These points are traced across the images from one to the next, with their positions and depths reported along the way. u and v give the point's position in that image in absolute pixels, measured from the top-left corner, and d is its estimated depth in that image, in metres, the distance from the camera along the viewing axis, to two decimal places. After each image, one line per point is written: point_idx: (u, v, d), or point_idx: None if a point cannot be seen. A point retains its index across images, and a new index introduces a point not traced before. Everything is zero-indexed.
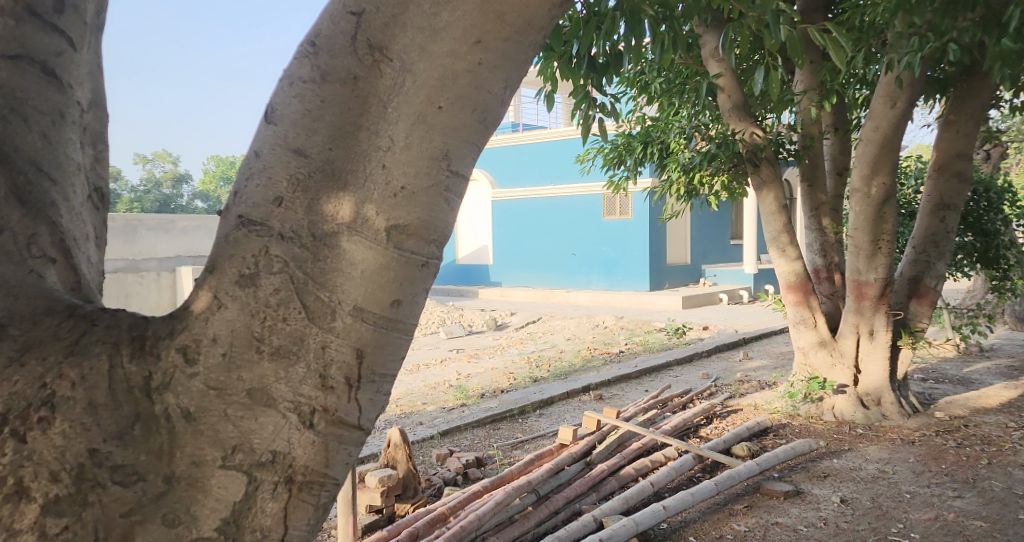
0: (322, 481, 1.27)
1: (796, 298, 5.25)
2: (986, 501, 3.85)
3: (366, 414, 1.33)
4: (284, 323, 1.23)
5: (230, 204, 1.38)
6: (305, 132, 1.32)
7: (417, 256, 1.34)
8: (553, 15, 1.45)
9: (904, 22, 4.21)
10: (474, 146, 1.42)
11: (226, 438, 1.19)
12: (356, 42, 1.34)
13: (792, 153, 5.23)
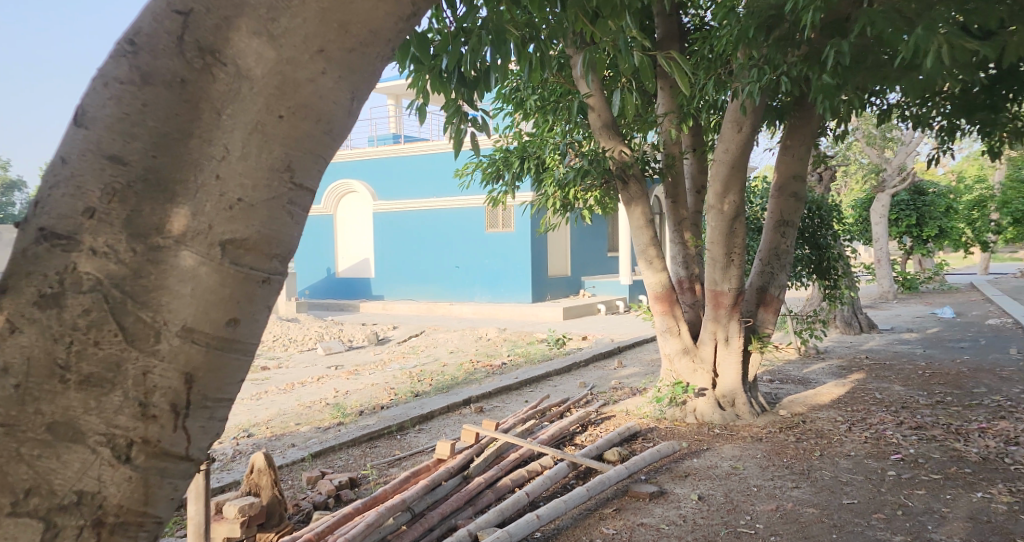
0: (139, 520, 1.12)
1: (662, 308, 5.55)
2: (817, 490, 4.28)
3: (197, 443, 1.18)
4: (95, 349, 1.04)
5: (29, 213, 1.12)
6: (122, 136, 1.11)
7: (257, 272, 1.19)
8: (399, 29, 1.39)
9: (745, 55, 4.69)
10: (320, 158, 1.30)
11: (17, 481, 1.00)
12: (182, 42, 1.14)
13: (657, 171, 5.62)
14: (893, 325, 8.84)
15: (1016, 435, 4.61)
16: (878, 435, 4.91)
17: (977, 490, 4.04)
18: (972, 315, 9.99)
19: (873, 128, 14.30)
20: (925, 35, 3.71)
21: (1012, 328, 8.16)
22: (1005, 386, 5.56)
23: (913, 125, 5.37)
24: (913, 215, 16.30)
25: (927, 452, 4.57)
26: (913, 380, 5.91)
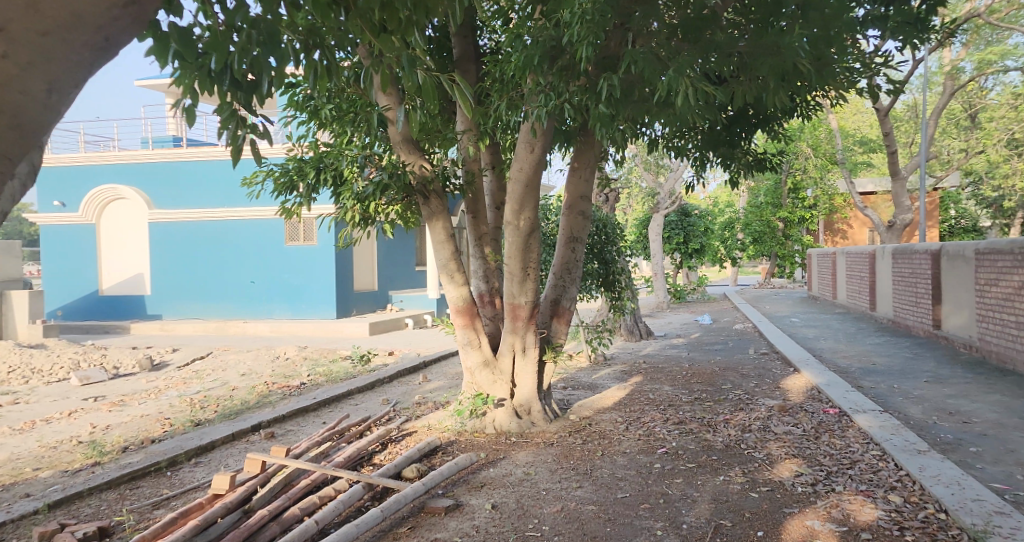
0: None
1: (464, 321, 5.64)
2: (597, 487, 4.62)
3: None
4: None
5: None
6: None
7: None
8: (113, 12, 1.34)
9: (533, 81, 5.03)
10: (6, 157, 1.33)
11: None
12: None
13: (457, 188, 5.65)
14: (665, 331, 9.99)
15: (750, 423, 5.45)
16: (649, 432, 5.47)
17: (720, 473, 4.70)
18: (723, 321, 11.68)
19: (649, 156, 16.03)
20: (677, 76, 4.35)
21: (752, 332, 9.69)
22: (745, 381, 6.55)
23: (677, 157, 6.22)
24: (681, 234, 18.62)
25: (685, 444, 5.20)
26: (678, 380, 6.70)
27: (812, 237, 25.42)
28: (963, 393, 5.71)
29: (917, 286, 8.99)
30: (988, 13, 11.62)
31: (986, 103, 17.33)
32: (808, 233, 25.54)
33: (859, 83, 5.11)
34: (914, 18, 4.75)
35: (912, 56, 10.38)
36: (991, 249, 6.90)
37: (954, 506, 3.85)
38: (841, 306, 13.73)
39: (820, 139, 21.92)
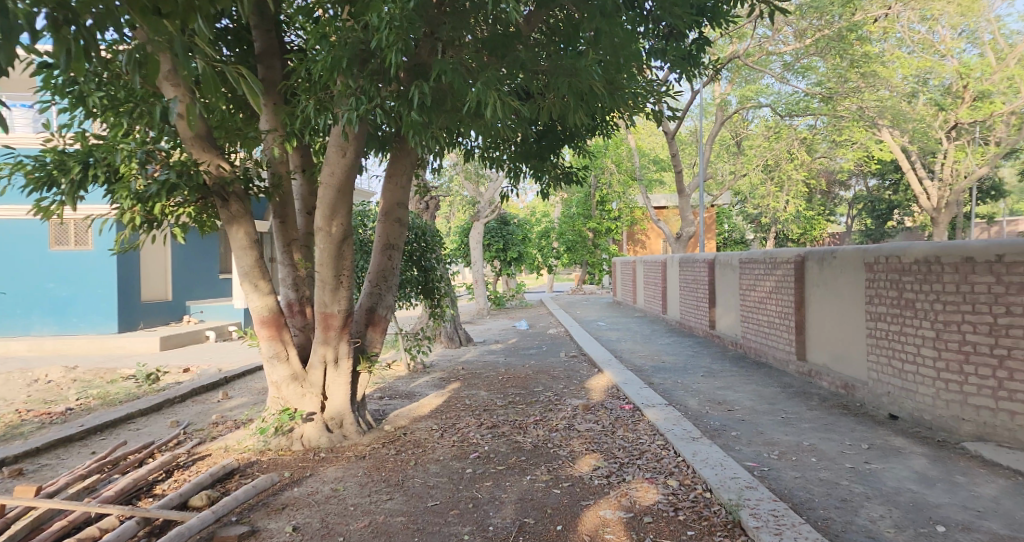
0: None
1: (269, 333, 5.23)
2: (407, 498, 4.54)
3: None
4: None
5: None
6: None
7: None
8: None
9: (342, 84, 4.76)
10: None
11: None
12: None
13: (263, 191, 5.18)
14: (483, 337, 10.27)
15: (557, 423, 5.76)
16: (463, 437, 5.54)
17: (528, 473, 4.89)
18: (538, 326, 12.33)
19: (469, 166, 16.43)
20: (484, 89, 4.48)
21: (563, 336, 10.34)
22: (555, 383, 6.94)
23: (494, 167, 6.46)
24: (500, 242, 19.42)
25: (496, 447, 5.34)
26: (494, 385, 6.90)
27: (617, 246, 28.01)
28: (730, 384, 6.60)
29: (697, 291, 10.26)
30: (746, 56, 13.71)
31: (748, 133, 20.20)
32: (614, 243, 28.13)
33: (648, 106, 5.76)
34: (687, 53, 5.52)
35: (692, 88, 11.94)
36: (752, 258, 8.08)
37: (717, 485, 4.41)
38: (639, 310, 15.25)
39: (622, 156, 24.21)
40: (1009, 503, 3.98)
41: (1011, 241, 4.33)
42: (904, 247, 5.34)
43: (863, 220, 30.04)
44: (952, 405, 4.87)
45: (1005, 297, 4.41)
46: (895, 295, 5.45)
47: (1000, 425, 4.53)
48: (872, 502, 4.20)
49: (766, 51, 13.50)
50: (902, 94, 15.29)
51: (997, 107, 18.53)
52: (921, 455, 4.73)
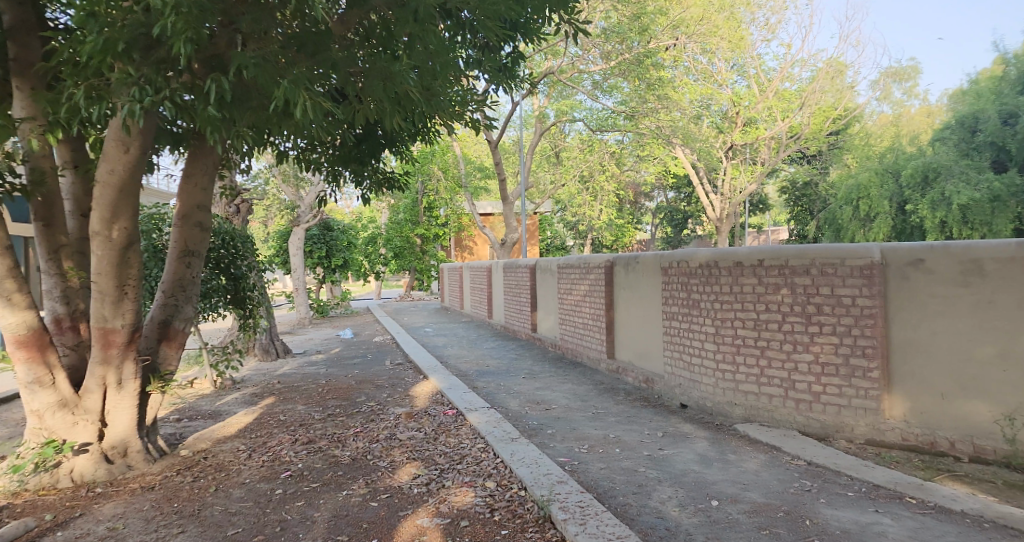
0: None
1: (28, 355, 4.48)
2: (204, 529, 4.02)
3: None
4: None
5: None
6: None
7: None
8: None
9: (120, 69, 4.19)
10: None
11: None
12: None
13: (18, 189, 4.47)
14: (303, 348, 9.79)
15: (377, 434, 5.61)
16: (274, 456, 5.17)
17: (344, 489, 4.65)
18: (363, 335, 12.05)
19: (288, 168, 15.60)
20: (291, 88, 4.21)
21: (388, 344, 10.20)
22: (377, 392, 6.80)
23: (312, 170, 6.18)
24: (323, 248, 18.79)
25: (311, 464, 5.03)
26: (313, 398, 6.59)
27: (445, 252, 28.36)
28: (548, 384, 6.94)
29: (520, 295, 10.70)
30: (560, 72, 14.92)
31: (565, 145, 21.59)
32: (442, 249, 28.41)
33: (467, 113, 5.86)
34: (501, 65, 5.71)
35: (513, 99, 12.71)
36: (567, 264, 8.55)
37: (531, 483, 4.56)
38: (466, 314, 15.63)
39: (449, 163, 24.54)
40: (766, 475, 4.67)
41: (769, 248, 5.38)
42: (690, 253, 6.06)
43: (663, 229, 33.67)
44: (727, 392, 5.68)
45: (765, 296, 5.39)
46: (684, 296, 6.15)
47: (763, 407, 5.44)
48: (663, 485, 4.63)
49: (577, 69, 14.77)
50: (690, 117, 17.40)
51: (760, 132, 21.94)
52: (703, 438, 5.37)
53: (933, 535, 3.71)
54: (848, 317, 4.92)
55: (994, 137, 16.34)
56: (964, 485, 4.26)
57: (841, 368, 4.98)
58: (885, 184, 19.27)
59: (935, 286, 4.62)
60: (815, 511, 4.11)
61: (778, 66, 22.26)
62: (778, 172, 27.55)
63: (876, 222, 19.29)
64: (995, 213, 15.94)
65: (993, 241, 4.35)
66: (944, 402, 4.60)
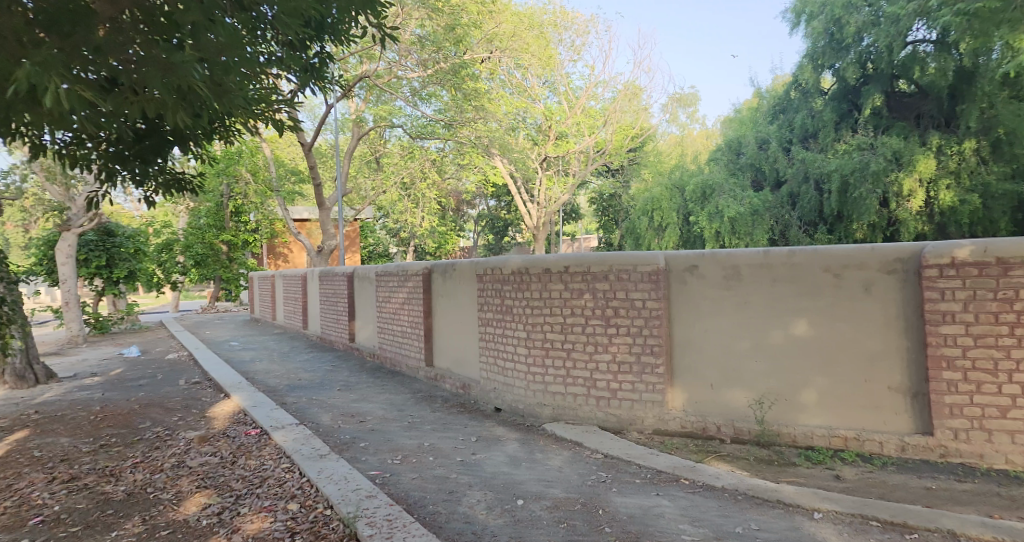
0: None
1: None
2: None
3: None
4: None
5: None
6: None
7: None
8: None
9: None
10: None
11: None
12: None
13: None
14: (73, 372, 8.50)
15: (162, 463, 5.01)
16: (22, 500, 4.37)
17: (113, 529, 3.98)
18: (153, 352, 10.81)
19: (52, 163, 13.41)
20: (39, 68, 3.52)
21: (183, 362, 9.23)
22: (166, 417, 6.09)
23: (81, 168, 5.35)
24: (101, 256, 16.60)
25: (72, 505, 4.31)
26: (81, 429, 5.75)
27: (255, 260, 26.41)
28: (364, 396, 6.78)
29: (336, 304, 10.34)
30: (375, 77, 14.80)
31: (385, 152, 21.08)
32: (253, 256, 26.33)
33: (271, 112, 5.49)
34: (308, 65, 5.43)
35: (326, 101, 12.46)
36: (385, 271, 8.41)
37: (338, 500, 4.20)
38: (278, 326, 14.82)
39: (257, 165, 22.89)
40: (568, 470, 4.94)
41: (573, 255, 5.70)
42: (503, 260, 6.26)
43: (485, 237, 34.67)
44: (537, 393, 5.92)
45: (571, 300, 5.71)
46: (498, 302, 6.32)
47: (568, 406, 5.75)
48: (473, 489, 4.67)
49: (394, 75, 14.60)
50: (507, 128, 18.05)
51: (570, 146, 23.64)
52: (514, 440, 5.54)
53: (701, 511, 4.18)
54: (640, 318, 5.41)
55: (754, 159, 16.01)
56: (727, 463, 4.89)
57: (634, 366, 5.45)
58: (674, 198, 17.45)
59: (706, 290, 5.37)
60: (608, 500, 4.43)
61: (583, 85, 24.14)
62: (588, 185, 29.56)
63: (666, 233, 17.44)
64: (755, 224, 14.91)
65: (747, 250, 5.19)
66: (713, 392, 5.34)
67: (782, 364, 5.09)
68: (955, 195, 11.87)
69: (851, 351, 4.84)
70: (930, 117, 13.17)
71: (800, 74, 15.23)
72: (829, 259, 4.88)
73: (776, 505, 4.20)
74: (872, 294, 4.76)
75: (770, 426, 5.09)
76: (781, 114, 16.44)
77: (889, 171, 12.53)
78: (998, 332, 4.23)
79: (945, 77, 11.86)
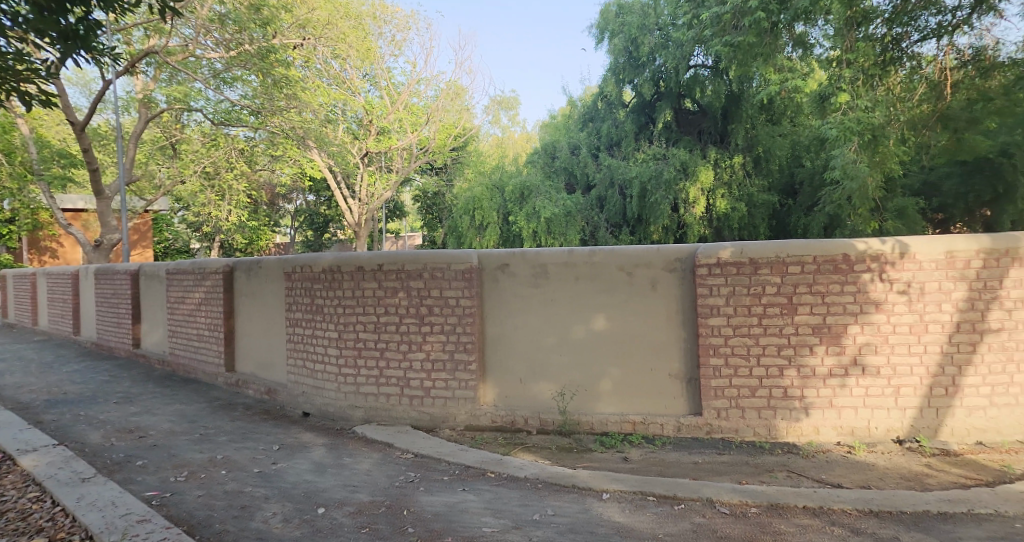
0: None
1: None
2: None
3: None
4: None
5: None
6: None
7: None
8: None
9: None
10: None
11: None
12: None
13: None
14: None
15: None
16: None
17: None
18: None
19: None
20: None
21: None
22: None
23: None
24: None
25: None
26: None
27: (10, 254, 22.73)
28: (148, 409, 6.13)
29: (117, 306, 9.19)
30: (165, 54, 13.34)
31: (182, 138, 18.62)
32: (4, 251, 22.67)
33: (16, 81, 4.59)
34: (70, 32, 4.62)
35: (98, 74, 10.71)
36: (178, 269, 7.66)
37: (99, 530, 3.61)
38: (40, 332, 12.84)
39: (13, 144, 19.39)
40: (376, 473, 4.80)
41: (387, 253, 5.59)
42: (313, 257, 5.97)
43: (304, 232, 33.01)
44: (348, 395, 5.74)
45: (384, 298, 5.60)
46: (308, 302, 6.02)
47: (381, 407, 5.64)
48: (269, 502, 4.29)
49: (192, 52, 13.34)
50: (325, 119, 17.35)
51: (392, 142, 23.46)
52: (320, 446, 5.29)
53: (503, 502, 4.27)
54: (453, 316, 5.46)
55: (567, 163, 16.96)
56: (531, 454, 5.10)
57: (447, 363, 5.48)
58: (494, 197, 17.46)
59: (516, 287, 5.55)
60: (414, 500, 4.34)
61: (405, 82, 24.18)
62: (412, 182, 29.26)
63: (487, 232, 17.36)
64: (568, 225, 15.89)
65: (554, 249, 5.46)
66: (522, 386, 5.56)
67: (583, 358, 5.43)
68: (728, 203, 13.74)
69: (641, 343, 5.31)
70: (709, 133, 15.15)
71: (604, 86, 16.45)
72: (623, 259, 5.29)
73: (570, 490, 4.45)
74: (657, 290, 5.25)
75: (571, 416, 5.40)
76: (590, 122, 17.54)
77: (678, 180, 14.03)
78: (749, 323, 4.90)
79: (718, 99, 14.04)
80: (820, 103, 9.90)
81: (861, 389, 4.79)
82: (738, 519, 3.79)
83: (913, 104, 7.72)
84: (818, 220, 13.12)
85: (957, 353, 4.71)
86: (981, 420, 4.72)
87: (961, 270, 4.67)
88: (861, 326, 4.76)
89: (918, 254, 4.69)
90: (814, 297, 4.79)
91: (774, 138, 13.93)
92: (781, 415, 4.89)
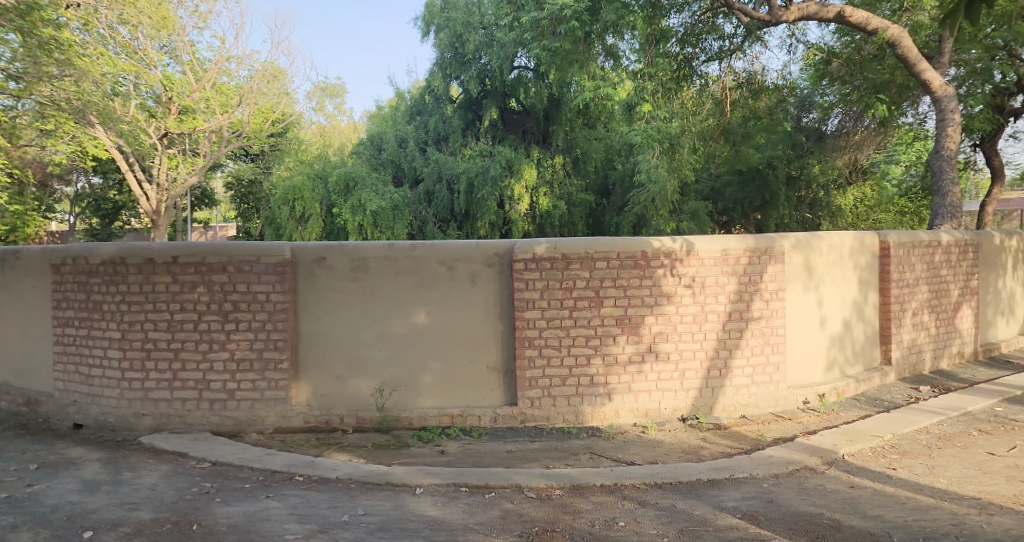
0: None
1: None
2: None
3: None
4: None
5: None
6: None
7: None
8: None
9: None
10: None
11: None
12: None
13: None
14: None
15: None
16: None
17: None
18: None
19: None
20: None
21: None
22: None
23: None
24: None
25: None
26: None
27: None
28: None
29: None
30: None
31: None
32: None
33: None
34: None
35: None
36: None
37: None
38: None
39: None
40: (162, 487, 4.25)
41: (183, 244, 5.03)
42: (90, 248, 5.20)
43: (85, 219, 28.62)
44: (134, 402, 5.09)
45: (180, 294, 5.04)
46: (83, 298, 5.24)
47: (175, 413, 5.08)
48: (17, 530, 3.57)
49: None
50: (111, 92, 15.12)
51: (198, 123, 21.30)
52: (94, 461, 4.62)
53: (311, 506, 4.01)
54: (263, 312, 5.07)
55: (394, 155, 16.49)
56: (345, 453, 4.90)
57: (255, 363, 5.08)
58: (317, 188, 16.33)
59: (333, 281, 5.30)
60: (208, 511, 3.91)
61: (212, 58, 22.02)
62: (223, 168, 26.94)
63: (308, 224, 16.19)
64: (396, 219, 15.46)
65: (374, 242, 5.29)
66: (338, 384, 5.33)
67: (402, 353, 5.34)
68: (550, 201, 14.57)
69: (461, 336, 5.35)
70: (533, 133, 15.85)
71: (432, 81, 16.42)
72: (443, 253, 5.28)
73: (384, 487, 4.33)
74: (476, 285, 5.32)
75: (390, 412, 5.29)
76: (418, 115, 17.41)
77: (504, 177, 14.46)
78: (562, 315, 5.13)
79: (541, 101, 14.92)
80: (625, 111, 10.70)
81: (654, 374, 5.27)
82: (543, 502, 3.94)
83: (702, 117, 9.37)
84: (627, 219, 14.50)
85: (728, 338, 5.36)
86: (745, 397, 5.45)
87: (733, 265, 5.36)
88: (655, 317, 5.22)
89: (701, 252, 5.28)
90: (617, 291, 5.16)
91: (590, 141, 15.34)
92: (587, 401, 5.21)
